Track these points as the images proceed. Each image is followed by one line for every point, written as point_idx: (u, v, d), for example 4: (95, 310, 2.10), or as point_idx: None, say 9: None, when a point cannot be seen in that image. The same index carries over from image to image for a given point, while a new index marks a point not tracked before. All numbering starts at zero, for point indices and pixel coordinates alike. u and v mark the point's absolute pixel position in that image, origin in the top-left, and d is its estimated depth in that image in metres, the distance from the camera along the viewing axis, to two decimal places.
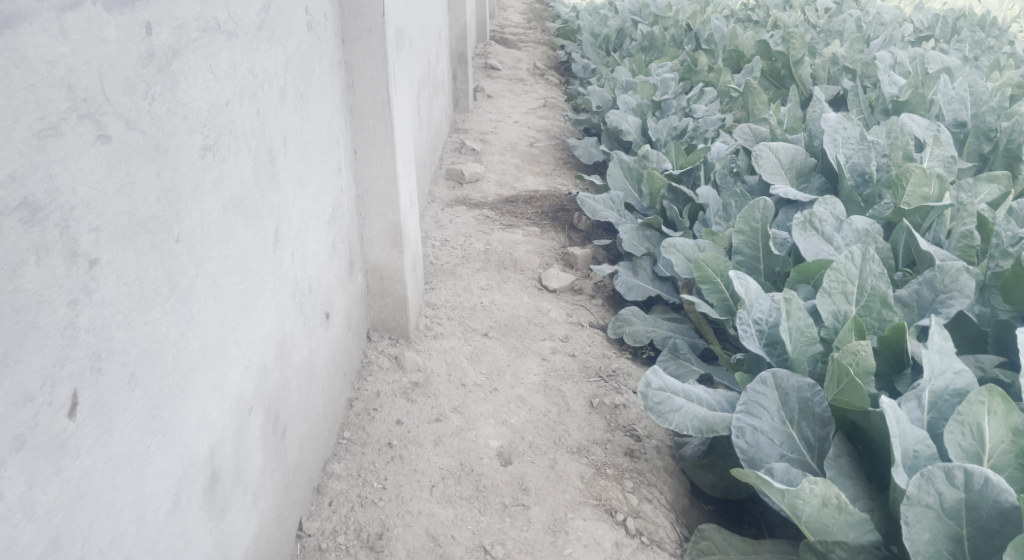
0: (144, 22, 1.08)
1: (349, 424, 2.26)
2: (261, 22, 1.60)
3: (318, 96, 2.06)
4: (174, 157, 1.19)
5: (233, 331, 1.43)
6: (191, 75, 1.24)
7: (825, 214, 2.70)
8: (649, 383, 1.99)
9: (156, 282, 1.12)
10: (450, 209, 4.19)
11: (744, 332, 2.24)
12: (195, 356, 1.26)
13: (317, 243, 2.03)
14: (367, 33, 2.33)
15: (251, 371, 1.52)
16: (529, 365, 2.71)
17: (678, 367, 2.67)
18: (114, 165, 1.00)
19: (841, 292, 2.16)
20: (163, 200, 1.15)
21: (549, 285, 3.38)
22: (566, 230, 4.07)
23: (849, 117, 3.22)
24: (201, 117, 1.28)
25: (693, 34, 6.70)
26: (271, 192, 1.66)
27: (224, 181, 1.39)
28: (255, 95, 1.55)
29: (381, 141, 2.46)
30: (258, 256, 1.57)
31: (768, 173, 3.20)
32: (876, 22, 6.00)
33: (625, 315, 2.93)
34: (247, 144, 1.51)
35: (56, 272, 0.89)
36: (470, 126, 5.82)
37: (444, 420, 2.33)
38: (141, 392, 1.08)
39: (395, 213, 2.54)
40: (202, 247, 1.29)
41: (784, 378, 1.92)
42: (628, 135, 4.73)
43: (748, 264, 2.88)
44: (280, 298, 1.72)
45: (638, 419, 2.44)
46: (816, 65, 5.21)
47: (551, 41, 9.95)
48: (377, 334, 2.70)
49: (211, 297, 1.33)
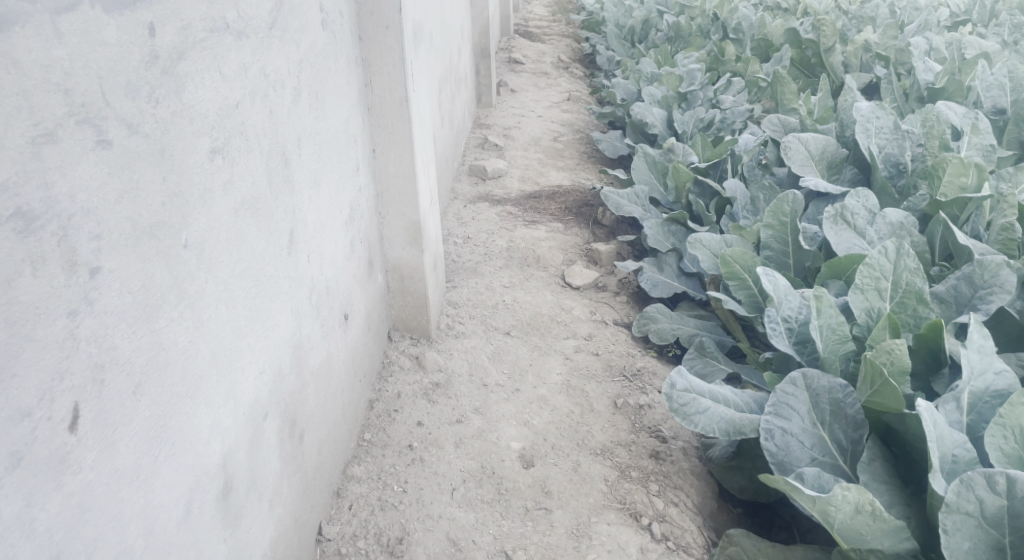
0: (146, 23, 1.04)
1: (370, 426, 2.24)
2: (273, 21, 1.57)
3: (334, 95, 2.03)
4: (182, 160, 1.16)
5: (246, 336, 1.41)
6: (198, 77, 1.20)
7: (857, 207, 2.64)
8: (674, 384, 1.94)
9: (163, 289, 1.10)
10: (473, 205, 4.15)
11: (773, 330, 2.17)
12: (207, 364, 1.24)
13: (335, 244, 2.01)
14: (385, 30, 2.30)
15: (265, 377, 1.50)
16: (552, 364, 2.67)
17: (705, 367, 2.60)
18: (116, 172, 0.98)
19: (874, 288, 2.08)
20: (169, 205, 1.12)
21: (572, 282, 3.33)
22: (590, 225, 4.01)
23: (882, 106, 3.12)
24: (209, 119, 1.25)
25: (720, 23, 6.58)
26: (285, 193, 1.63)
27: (236, 183, 1.36)
28: (267, 95, 1.52)
29: (399, 139, 2.43)
30: (272, 259, 1.55)
31: (798, 166, 3.11)
32: (911, 7, 5.83)
33: (649, 312, 2.87)
34: (259, 146, 1.48)
35: (54, 283, 0.87)
36: (493, 121, 5.77)
37: (465, 421, 2.30)
38: (148, 402, 1.06)
39: (415, 212, 2.51)
40: (211, 251, 1.27)
41: (815, 379, 1.85)
42: (654, 128, 4.65)
43: (777, 260, 2.80)
44: (296, 300, 1.70)
45: (663, 419, 2.39)
46: (848, 52, 5.07)
47: (576, 34, 9.87)
48: (398, 333, 2.68)
49: (222, 302, 1.31)
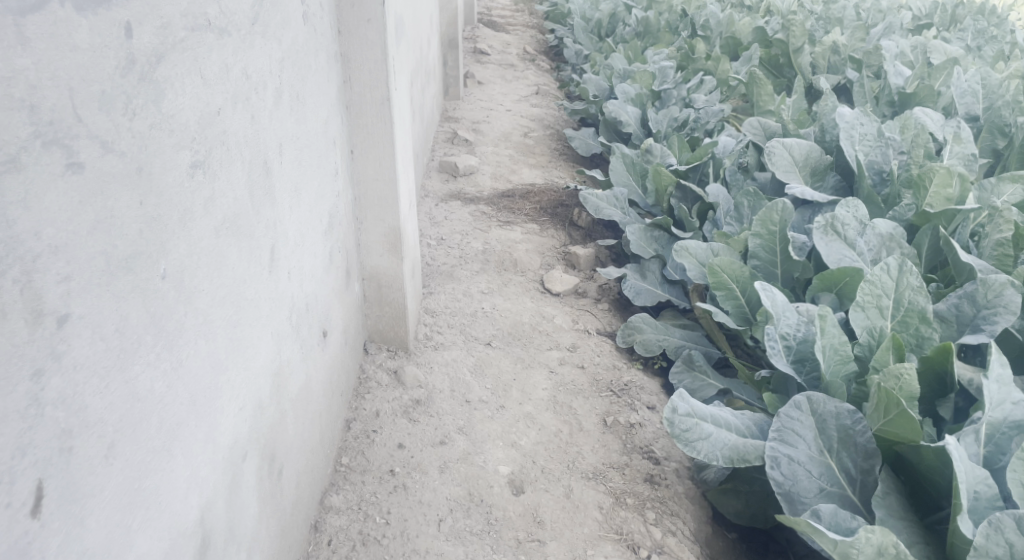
0: (122, 22, 0.92)
1: (347, 449, 2.10)
2: (255, 15, 1.44)
3: (314, 94, 1.89)
4: (159, 179, 1.01)
5: (227, 370, 1.25)
6: (178, 82, 1.08)
7: (848, 217, 2.53)
8: (676, 408, 1.84)
9: (139, 330, 0.95)
10: (445, 204, 4.01)
11: (772, 349, 2.09)
12: (184, 409, 1.08)
13: (314, 257, 1.86)
14: (365, 24, 2.14)
15: (246, 413, 1.35)
16: (536, 379, 2.55)
17: (694, 382, 2.53)
18: (89, 200, 0.83)
19: (876, 306, 2.02)
20: (146, 232, 0.97)
21: (551, 288, 3.22)
22: (566, 227, 3.90)
23: (867, 112, 3.04)
24: (190, 129, 1.12)
25: (689, 20, 6.52)
26: (267, 206, 1.49)
27: (217, 201, 1.22)
28: (248, 98, 1.39)
29: (379, 140, 2.28)
30: (254, 279, 1.40)
31: (781, 172, 3.03)
32: (875, 9, 5.86)
33: (634, 322, 2.78)
34: (240, 156, 1.34)
35: (17, 340, 0.71)
36: (462, 114, 5.61)
37: (449, 443, 2.17)
38: (122, 465, 0.90)
39: (395, 217, 2.36)
40: (191, 280, 1.11)
41: (821, 403, 1.78)
42: (628, 127, 4.55)
43: (764, 270, 2.73)
44: (276, 323, 1.55)
45: (654, 439, 2.31)
46: (817, 53, 4.95)
47: (541, 25, 9.72)
48: (374, 345, 2.53)
49: (202, 336, 1.15)
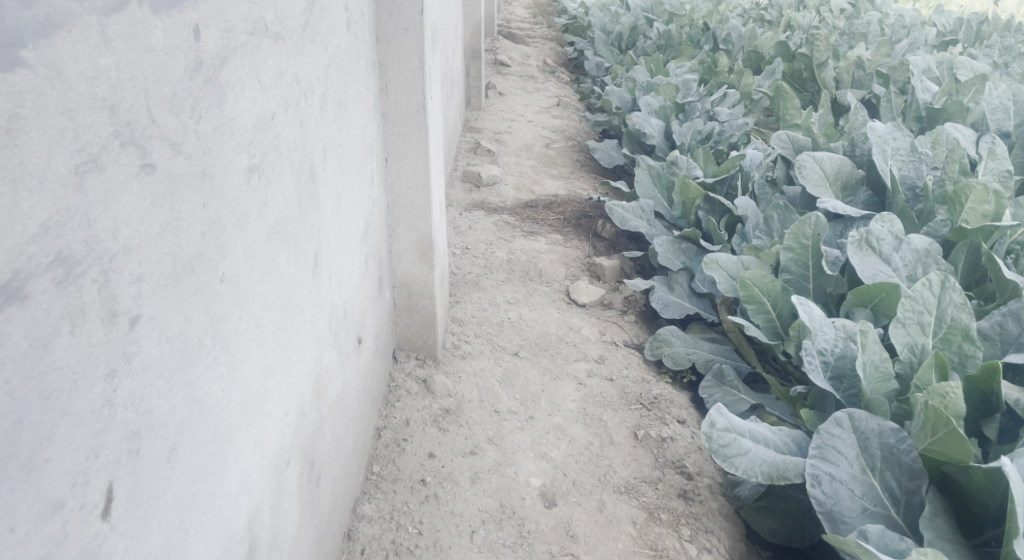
0: (191, 24, 0.92)
1: (378, 458, 2.08)
2: (305, 21, 1.44)
3: (355, 101, 1.89)
4: (220, 181, 1.01)
5: (275, 375, 1.24)
6: (238, 86, 1.08)
7: (883, 232, 2.51)
8: (714, 423, 1.83)
9: (199, 333, 0.94)
10: (468, 213, 4.00)
11: (809, 364, 2.07)
12: (237, 413, 1.07)
13: (352, 264, 1.86)
14: (405, 32, 2.14)
15: (290, 419, 1.34)
16: (565, 391, 2.53)
17: (725, 397, 2.51)
18: (159, 201, 0.83)
19: (916, 322, 1.99)
20: (208, 234, 0.97)
21: (577, 299, 3.20)
22: (590, 238, 3.89)
23: (899, 126, 3.00)
24: (248, 133, 1.11)
25: (711, 34, 6.51)
26: (312, 212, 1.48)
27: (270, 206, 1.22)
28: (299, 104, 1.39)
29: (413, 148, 2.27)
30: (299, 285, 1.39)
31: (812, 186, 3.00)
32: (898, 25, 5.84)
33: (663, 335, 2.77)
34: (290, 161, 1.35)
35: (93, 340, 0.70)
36: (484, 125, 5.62)
37: (479, 453, 2.15)
38: (183, 468, 0.89)
39: (426, 225, 2.36)
40: (246, 284, 1.11)
41: (861, 420, 1.79)
42: (652, 139, 4.52)
43: (796, 283, 2.70)
44: (318, 329, 1.54)
45: (687, 454, 2.29)
46: (841, 68, 4.98)
47: (560, 38, 9.76)
48: (403, 353, 2.52)
49: (254, 340, 1.14)
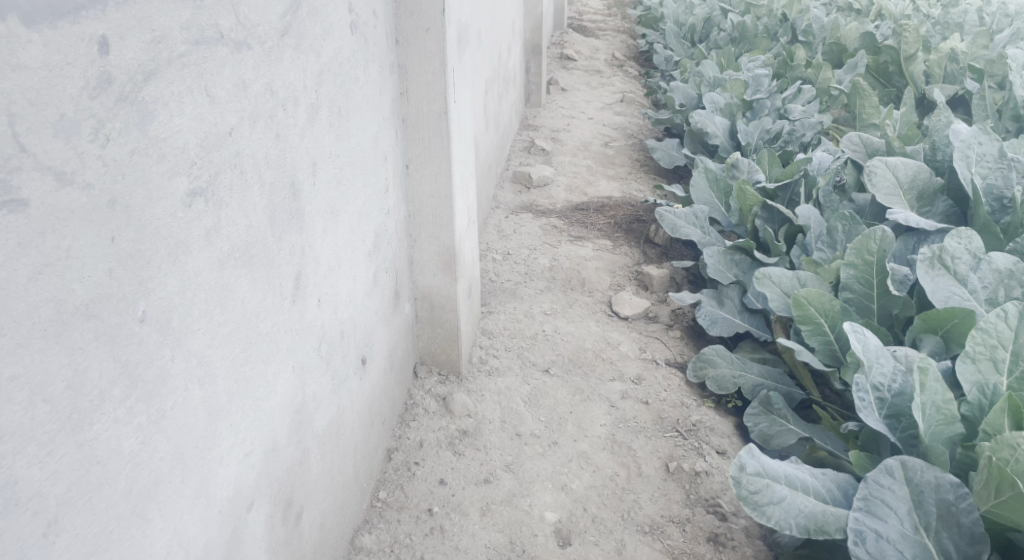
0: (96, 37, 0.79)
1: (386, 483, 1.98)
2: (286, 26, 1.31)
3: (362, 107, 1.77)
4: (142, 211, 0.89)
5: (229, 413, 1.15)
6: (174, 102, 0.95)
7: (959, 250, 2.23)
8: (744, 466, 1.61)
9: (102, 383, 0.84)
10: (515, 216, 3.87)
11: (862, 402, 1.84)
12: (166, 466, 0.98)
13: (353, 281, 1.75)
14: (425, 33, 2.01)
15: (252, 458, 1.24)
16: (595, 414, 2.36)
17: (771, 427, 2.28)
18: (33, 241, 0.73)
19: (988, 358, 1.75)
20: (119, 271, 0.85)
21: (620, 311, 3.02)
22: (641, 244, 3.68)
23: (986, 130, 2.67)
24: (188, 153, 0.98)
25: (790, 24, 6.11)
26: (293, 231, 1.37)
27: (224, 230, 1.10)
28: (274, 116, 1.26)
29: (435, 155, 2.15)
30: (270, 312, 1.29)
31: (883, 195, 2.73)
32: (1001, 14, 5.32)
33: (707, 354, 2.55)
34: (260, 178, 1.22)
35: None
36: (542, 122, 5.46)
37: (493, 482, 2.02)
38: (68, 542, 0.80)
39: (449, 235, 2.24)
40: (183, 320, 1.00)
41: (916, 471, 1.56)
42: (715, 139, 4.25)
43: (858, 304, 2.46)
44: (300, 356, 1.44)
45: (722, 490, 2.08)
46: (931, 61, 4.56)
47: (632, 30, 9.43)
48: (424, 368, 2.41)
49: (195, 380, 1.04)
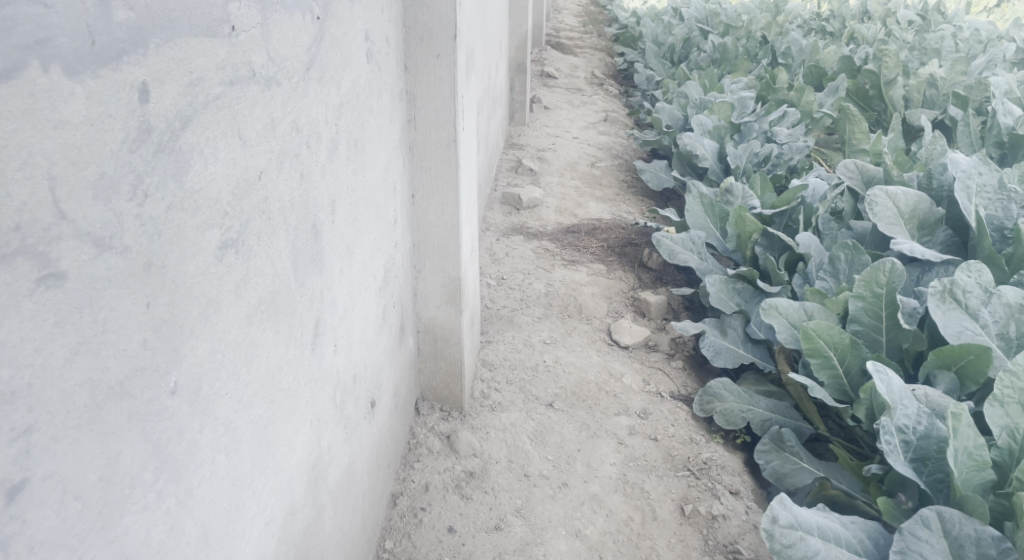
0: (137, 83, 0.69)
1: (391, 531, 1.88)
2: (311, 59, 1.21)
3: (375, 137, 1.67)
4: (176, 271, 0.79)
5: (252, 480, 1.04)
6: (209, 149, 0.85)
7: (969, 283, 2.16)
8: (776, 518, 1.55)
9: (134, 469, 0.73)
10: (507, 239, 3.79)
11: (889, 446, 1.78)
12: (193, 549, 0.87)
13: (365, 319, 1.65)
14: (435, 59, 1.93)
15: (272, 527, 1.13)
16: (604, 452, 2.28)
17: (784, 465, 2.23)
18: (71, 318, 0.63)
19: (1017, 402, 1.69)
20: (153, 341, 0.75)
21: (619, 339, 2.95)
22: (635, 269, 3.63)
23: (985, 159, 2.65)
24: (222, 203, 0.89)
25: (769, 47, 6.15)
26: (313, 275, 1.27)
27: (252, 282, 1.00)
28: (299, 154, 1.17)
29: (442, 184, 2.06)
30: (292, 366, 1.19)
31: (885, 225, 2.69)
32: (974, 40, 5.40)
33: (713, 388, 2.49)
34: (285, 223, 1.12)
35: None
36: (527, 141, 5.40)
37: (504, 528, 1.93)
38: None
39: (455, 267, 2.15)
40: (214, 387, 0.90)
41: (954, 522, 1.52)
42: (705, 162, 4.22)
43: (867, 336, 2.42)
44: (318, 407, 1.34)
45: (741, 534, 2.02)
46: (911, 86, 4.61)
47: (610, 48, 9.45)
48: (426, 405, 2.31)
49: (221, 450, 0.94)
